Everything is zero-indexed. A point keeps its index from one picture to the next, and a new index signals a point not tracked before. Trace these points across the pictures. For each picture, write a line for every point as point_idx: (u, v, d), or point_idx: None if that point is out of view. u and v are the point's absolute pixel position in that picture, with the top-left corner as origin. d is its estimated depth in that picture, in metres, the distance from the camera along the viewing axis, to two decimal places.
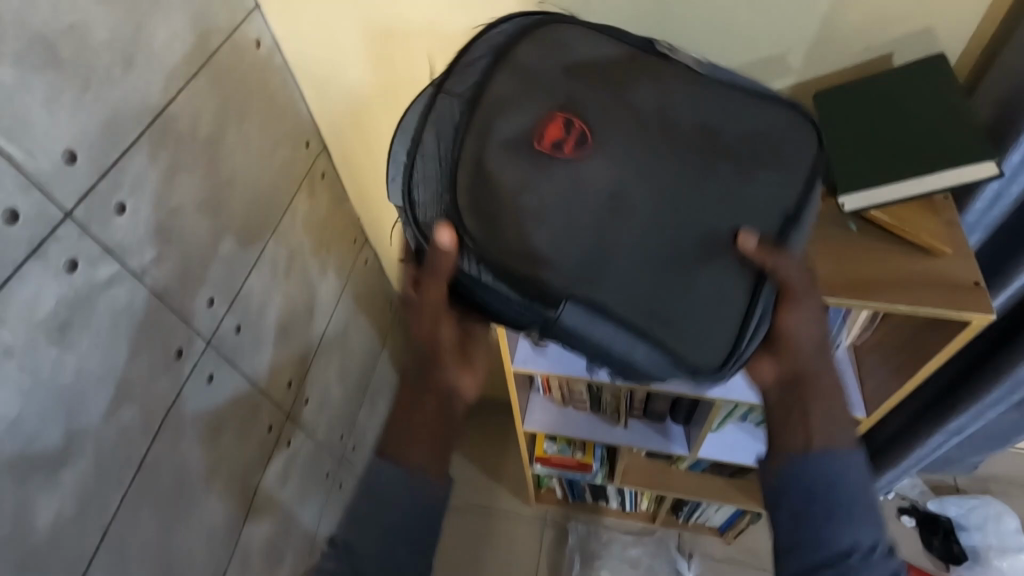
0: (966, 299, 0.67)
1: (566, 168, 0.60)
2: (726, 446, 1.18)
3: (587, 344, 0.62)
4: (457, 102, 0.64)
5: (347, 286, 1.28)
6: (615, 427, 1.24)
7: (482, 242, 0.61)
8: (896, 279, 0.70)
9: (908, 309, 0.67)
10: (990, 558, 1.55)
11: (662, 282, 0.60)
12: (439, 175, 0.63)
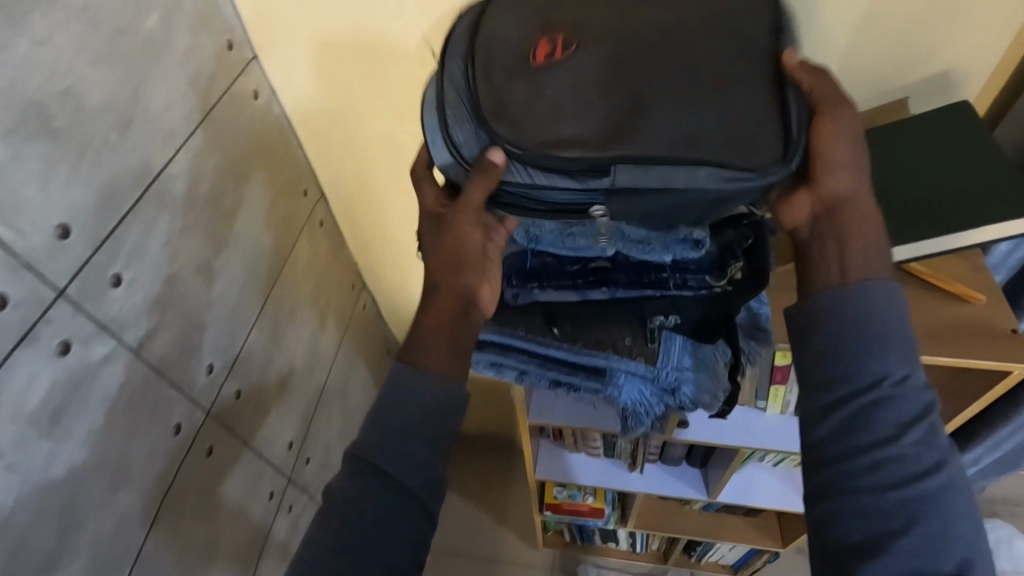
0: (1008, 348, 0.68)
1: (568, 65, 0.57)
2: (746, 487, 1.16)
3: (649, 204, 0.54)
4: (463, 57, 0.59)
5: (347, 336, 1.23)
6: (629, 473, 1.19)
7: (519, 131, 0.55)
8: (936, 330, 0.70)
9: (951, 362, 0.68)
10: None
11: (699, 125, 0.53)
12: (469, 114, 0.57)
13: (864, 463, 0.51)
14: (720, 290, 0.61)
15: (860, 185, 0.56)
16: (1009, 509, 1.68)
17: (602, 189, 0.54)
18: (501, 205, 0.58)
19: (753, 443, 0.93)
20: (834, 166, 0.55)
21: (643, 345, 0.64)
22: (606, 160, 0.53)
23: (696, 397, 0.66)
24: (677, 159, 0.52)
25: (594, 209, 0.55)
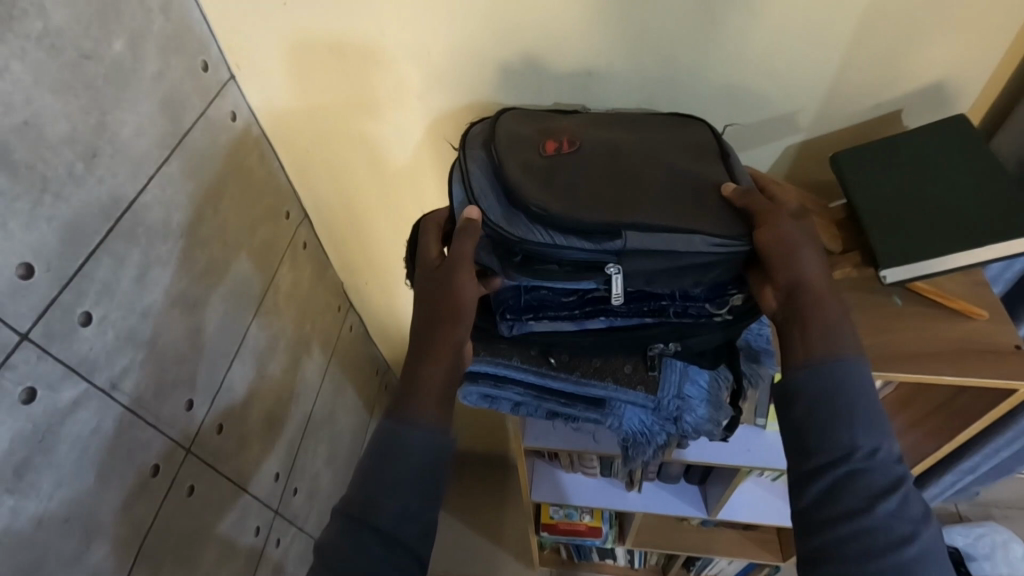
0: (1011, 365, 0.67)
1: (571, 157, 0.62)
2: (746, 503, 1.14)
3: (657, 265, 0.57)
4: (479, 148, 0.64)
5: (333, 359, 1.20)
6: (628, 492, 1.17)
7: (540, 196, 0.57)
8: (937, 347, 0.69)
9: (956, 380, 0.66)
10: None
11: (689, 205, 0.59)
12: (492, 187, 0.60)
13: (841, 533, 0.51)
14: (720, 318, 0.60)
15: (814, 274, 0.57)
16: (1004, 513, 1.68)
17: (614, 251, 0.56)
18: (516, 269, 0.59)
19: (757, 461, 0.89)
20: (789, 261, 0.56)
21: (641, 370, 0.63)
22: (618, 224, 0.56)
23: (700, 426, 0.64)
24: (677, 229, 0.56)
25: (611, 267, 0.57)
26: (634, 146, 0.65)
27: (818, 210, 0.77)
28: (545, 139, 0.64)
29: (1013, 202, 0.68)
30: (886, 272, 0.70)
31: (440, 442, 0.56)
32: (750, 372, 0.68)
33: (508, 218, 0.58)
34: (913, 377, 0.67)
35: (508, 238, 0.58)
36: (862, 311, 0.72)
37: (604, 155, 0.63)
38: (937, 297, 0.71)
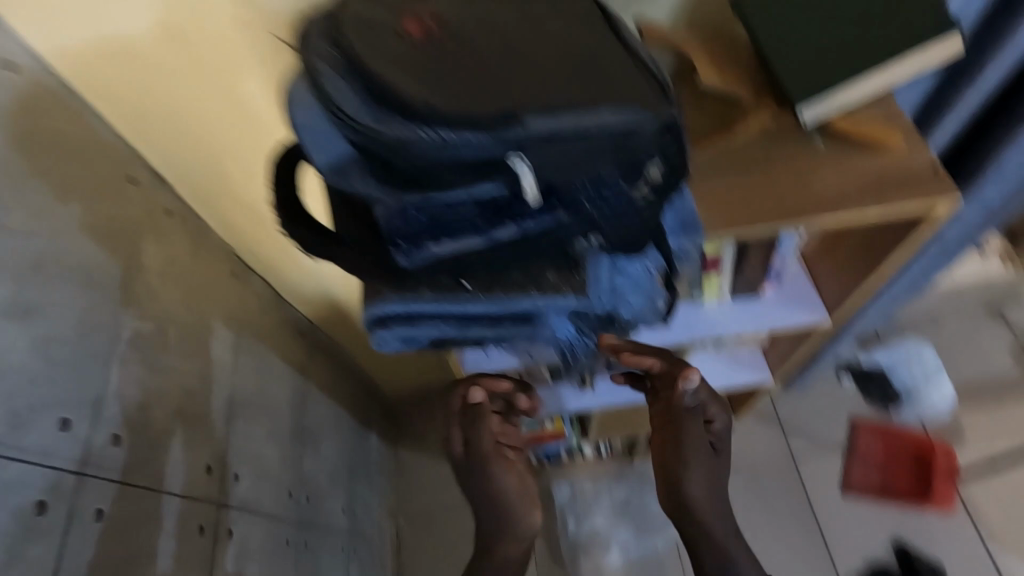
0: (928, 186, 0.65)
1: (441, 36, 0.50)
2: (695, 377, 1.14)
3: (568, 151, 0.46)
4: (322, 40, 0.50)
5: (243, 331, 1.08)
6: (582, 393, 1.16)
7: (413, 87, 0.45)
8: (857, 185, 0.66)
9: (877, 214, 0.64)
10: (921, 391, 1.71)
11: (588, 77, 0.49)
12: (352, 84, 0.47)
13: None
14: (641, 199, 0.53)
15: (700, 480, 0.96)
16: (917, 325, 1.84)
17: (515, 140, 0.45)
18: (399, 185, 0.48)
19: (698, 335, 0.88)
20: (688, 478, 0.96)
21: (567, 274, 0.56)
22: (513, 106, 0.45)
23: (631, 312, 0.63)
24: (580, 104, 0.46)
25: (514, 160, 0.45)
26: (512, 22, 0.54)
27: (724, 59, 0.70)
28: (405, 21, 0.51)
29: (908, 16, 0.65)
30: (803, 112, 0.66)
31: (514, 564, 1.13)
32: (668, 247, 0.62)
33: (380, 120, 0.45)
34: (836, 219, 0.65)
35: (381, 138, 0.45)
36: (782, 162, 0.68)
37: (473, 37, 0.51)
38: (850, 134, 0.68)
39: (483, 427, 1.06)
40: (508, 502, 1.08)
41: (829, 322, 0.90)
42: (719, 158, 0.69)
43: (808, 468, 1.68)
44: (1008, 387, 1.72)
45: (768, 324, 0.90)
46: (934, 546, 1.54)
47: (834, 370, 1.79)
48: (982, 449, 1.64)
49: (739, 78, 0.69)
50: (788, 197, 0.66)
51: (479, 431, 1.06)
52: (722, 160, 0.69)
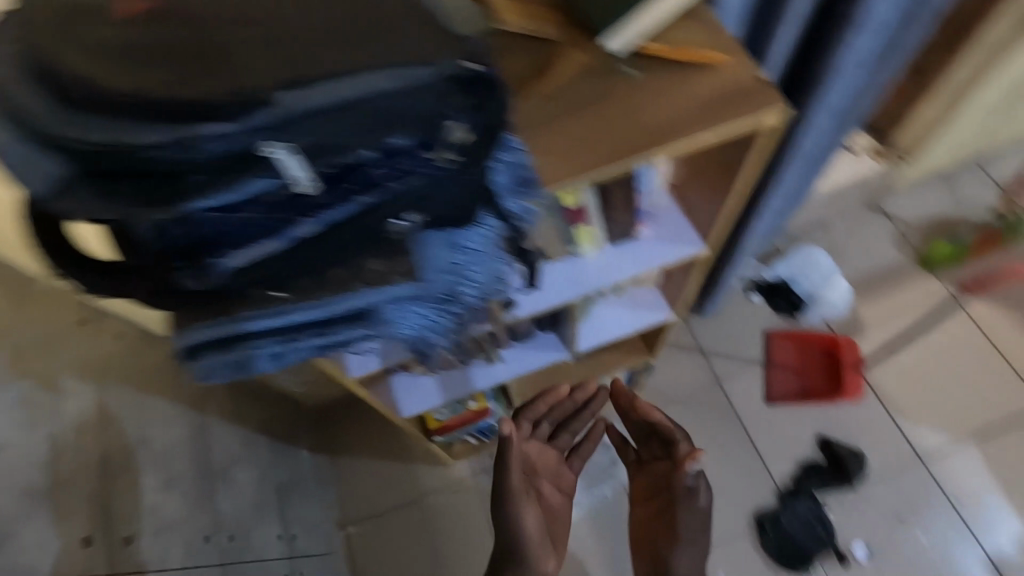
0: (753, 100, 0.63)
1: (164, 13, 0.45)
2: (598, 328, 1.13)
3: (341, 125, 0.42)
4: (17, 49, 0.43)
5: (109, 379, 0.99)
6: (492, 366, 1.13)
7: (135, 87, 0.40)
8: (688, 108, 0.63)
9: (710, 136, 0.62)
10: (821, 293, 1.79)
11: (340, 32, 0.45)
12: (60, 96, 0.41)
13: None
14: (452, 166, 0.47)
15: (686, 551, 1.09)
16: (810, 232, 1.93)
17: (268, 125, 0.40)
18: (145, 205, 0.40)
19: (583, 290, 0.86)
20: (677, 545, 1.10)
21: (392, 262, 0.51)
22: (259, 89, 0.40)
23: (483, 290, 0.59)
24: (340, 71, 0.42)
25: (270, 148, 0.40)
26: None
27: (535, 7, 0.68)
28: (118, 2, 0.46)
29: None
30: (607, 40, 0.64)
31: None
32: (514, 215, 0.57)
33: (102, 130, 0.39)
34: (672, 147, 0.62)
35: (99, 152, 0.39)
36: (613, 96, 0.63)
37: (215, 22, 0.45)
38: (669, 55, 0.65)
39: (514, 456, 1.08)
40: (526, 534, 1.01)
41: (709, 250, 0.89)
42: (554, 106, 0.63)
43: (732, 386, 1.75)
44: (895, 273, 1.85)
45: (648, 263, 0.87)
46: (852, 434, 1.65)
47: (742, 289, 1.86)
48: (880, 335, 1.76)
49: (551, 22, 0.67)
50: (624, 130, 0.62)
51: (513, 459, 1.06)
52: (548, 101, 0.63)
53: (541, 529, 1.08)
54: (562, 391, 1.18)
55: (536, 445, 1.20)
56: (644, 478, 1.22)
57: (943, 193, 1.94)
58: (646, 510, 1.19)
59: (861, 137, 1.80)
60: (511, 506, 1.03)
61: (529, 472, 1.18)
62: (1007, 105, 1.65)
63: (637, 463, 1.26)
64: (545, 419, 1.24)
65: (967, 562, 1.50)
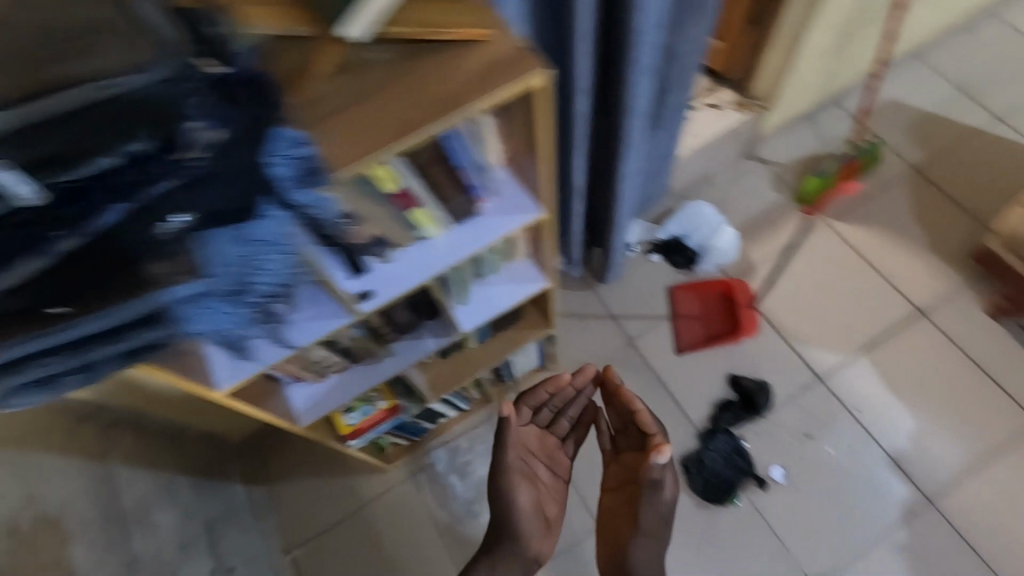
0: (516, 68, 0.67)
1: None
2: (479, 307, 1.17)
3: (66, 137, 0.44)
4: None
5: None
6: (382, 361, 1.16)
7: None
8: (457, 84, 0.66)
9: (479, 105, 0.66)
10: (712, 243, 1.90)
11: (56, 51, 0.48)
12: None
13: None
14: (205, 166, 0.50)
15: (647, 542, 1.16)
16: (695, 188, 2.05)
17: None
18: None
19: (429, 272, 0.91)
20: (639, 538, 1.15)
21: (174, 265, 0.54)
22: None
23: (277, 278, 0.65)
24: (54, 86, 0.45)
25: None
26: (83, 25, 0.50)
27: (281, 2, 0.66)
28: None
29: None
30: (344, 31, 0.64)
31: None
32: (302, 206, 0.63)
33: None
34: (448, 121, 0.65)
35: None
36: (386, 81, 0.66)
37: (15, 63, 0.47)
38: (431, 33, 0.66)
39: (503, 445, 1.21)
40: (514, 513, 1.19)
41: (547, 214, 0.95)
42: (329, 96, 0.65)
43: (644, 344, 1.85)
44: (776, 213, 1.98)
45: (487, 237, 0.93)
46: (756, 368, 1.76)
47: (641, 252, 1.96)
48: (770, 272, 1.88)
49: (305, 18, 0.66)
50: (400, 110, 0.65)
51: (504, 445, 1.21)
52: (321, 92, 0.65)
53: (533, 507, 1.25)
54: (563, 379, 1.29)
55: (535, 430, 1.35)
56: (617, 465, 1.30)
57: (808, 132, 2.10)
58: (616, 498, 1.27)
59: (721, 93, 1.95)
60: (503, 485, 1.20)
61: (528, 453, 1.31)
62: (840, 42, 1.80)
63: (615, 449, 1.34)
64: (547, 405, 1.37)
65: (874, 467, 1.62)
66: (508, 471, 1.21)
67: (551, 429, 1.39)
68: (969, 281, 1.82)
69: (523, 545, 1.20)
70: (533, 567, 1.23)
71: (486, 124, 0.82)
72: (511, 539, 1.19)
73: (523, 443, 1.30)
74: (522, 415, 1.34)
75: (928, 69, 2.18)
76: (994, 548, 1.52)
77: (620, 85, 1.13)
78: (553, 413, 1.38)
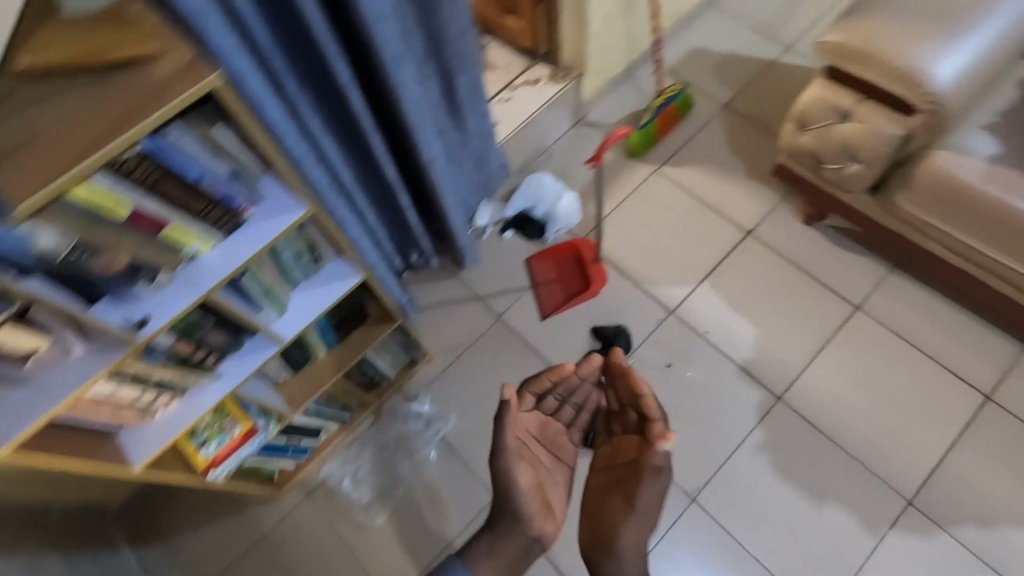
0: (188, 77, 0.75)
1: None
2: (296, 318, 1.22)
3: None
4: None
5: None
6: (209, 386, 1.16)
7: None
8: (135, 101, 0.73)
9: (160, 115, 0.73)
10: (556, 209, 2.00)
11: None
12: None
13: None
14: None
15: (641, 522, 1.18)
16: (534, 161, 2.15)
17: None
18: None
19: (204, 286, 0.94)
20: (632, 516, 1.18)
21: None
22: None
23: None
24: None
25: None
26: None
27: None
28: None
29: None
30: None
31: (526, 555, 1.24)
32: None
33: None
34: (132, 135, 0.71)
35: None
36: (70, 114, 0.72)
37: None
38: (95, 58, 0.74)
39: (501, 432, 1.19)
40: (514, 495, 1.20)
41: (311, 208, 1.02)
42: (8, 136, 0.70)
43: (512, 317, 1.92)
44: (613, 169, 2.11)
45: (256, 242, 0.97)
46: (615, 316, 1.88)
47: (496, 232, 2.05)
48: (615, 226, 2.02)
49: None
50: (83, 134, 0.71)
51: (502, 432, 1.19)
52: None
53: (534, 489, 1.25)
54: (568, 367, 1.29)
55: (535, 417, 1.36)
56: (609, 447, 1.31)
57: (629, 90, 2.24)
58: (603, 479, 1.28)
59: (536, 69, 2.07)
60: (503, 469, 1.20)
61: (528, 437, 1.32)
62: (625, 3, 1.94)
63: (612, 432, 1.33)
64: (550, 393, 1.36)
65: (730, 380, 1.77)
66: (507, 456, 1.19)
67: (556, 415, 1.40)
68: (785, 198, 2.00)
69: (522, 523, 1.23)
70: (532, 547, 1.25)
71: (203, 140, 0.87)
72: (511, 517, 1.23)
73: (523, 428, 1.32)
74: (524, 402, 1.35)
75: (724, 14, 2.38)
76: (839, 429, 1.68)
77: (382, 79, 1.20)
78: (557, 400, 1.38)
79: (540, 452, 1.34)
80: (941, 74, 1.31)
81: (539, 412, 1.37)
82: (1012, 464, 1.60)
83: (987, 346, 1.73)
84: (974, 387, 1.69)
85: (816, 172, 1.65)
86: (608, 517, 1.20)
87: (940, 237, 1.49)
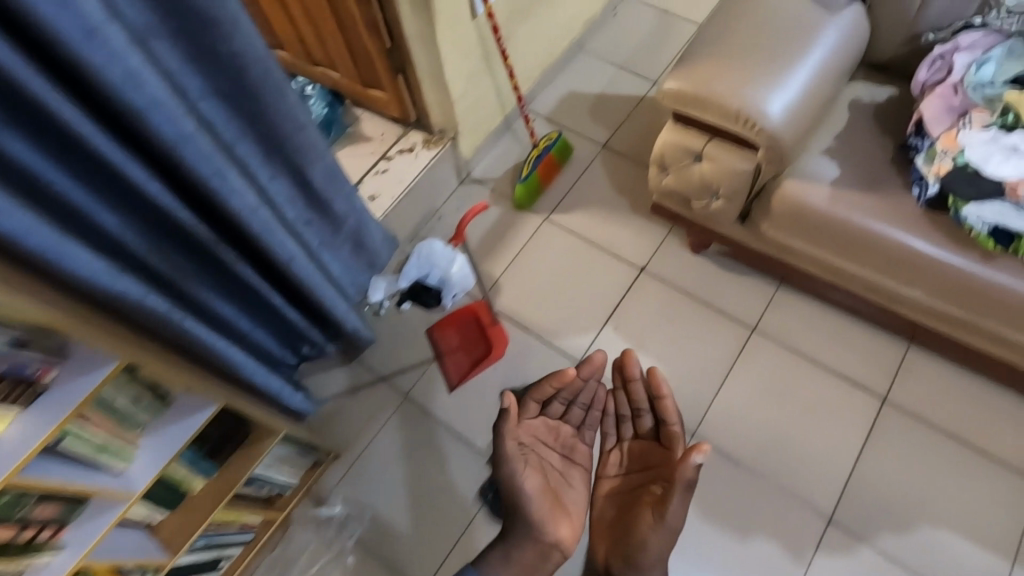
0: None
1: None
2: (147, 464, 1.10)
3: None
4: None
5: None
6: (50, 563, 1.00)
7: None
8: None
9: None
10: (449, 275, 1.91)
11: None
12: None
13: None
14: None
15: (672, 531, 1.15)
16: (424, 227, 2.12)
17: None
18: None
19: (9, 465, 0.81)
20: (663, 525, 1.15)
21: None
22: None
23: None
24: None
25: None
26: None
27: None
28: None
29: None
30: None
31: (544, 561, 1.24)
32: None
33: None
34: None
35: None
36: None
37: None
38: None
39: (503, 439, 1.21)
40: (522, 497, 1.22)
41: (123, 358, 0.95)
42: None
43: (419, 394, 1.84)
44: (505, 224, 2.10)
45: (61, 409, 0.88)
46: (523, 376, 1.84)
47: (393, 304, 1.97)
48: (513, 281, 2.00)
49: None
50: None
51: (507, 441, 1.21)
52: None
53: (544, 492, 1.27)
54: (570, 372, 1.29)
55: (543, 423, 1.38)
56: (622, 453, 1.38)
57: (510, 141, 2.25)
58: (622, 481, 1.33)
59: (410, 137, 2.04)
60: (508, 472, 1.22)
61: (535, 443, 1.35)
62: (485, 64, 1.96)
63: (623, 437, 1.40)
64: (556, 398, 1.38)
65: None
66: (511, 461, 1.22)
67: (565, 420, 1.41)
68: (672, 230, 2.04)
69: (537, 529, 1.23)
70: (551, 552, 1.24)
71: None
72: (523, 522, 1.23)
73: (526, 435, 1.33)
74: (528, 409, 1.36)
75: (591, 57, 2.44)
76: (753, 455, 1.69)
77: (214, 198, 1.13)
78: (564, 404, 1.39)
79: (549, 455, 1.36)
80: (774, 111, 1.35)
81: (544, 418, 1.38)
82: (914, 465, 1.64)
83: (877, 348, 1.79)
84: (870, 392, 1.74)
85: (688, 209, 1.69)
86: (636, 531, 1.19)
87: (807, 257, 1.54)
